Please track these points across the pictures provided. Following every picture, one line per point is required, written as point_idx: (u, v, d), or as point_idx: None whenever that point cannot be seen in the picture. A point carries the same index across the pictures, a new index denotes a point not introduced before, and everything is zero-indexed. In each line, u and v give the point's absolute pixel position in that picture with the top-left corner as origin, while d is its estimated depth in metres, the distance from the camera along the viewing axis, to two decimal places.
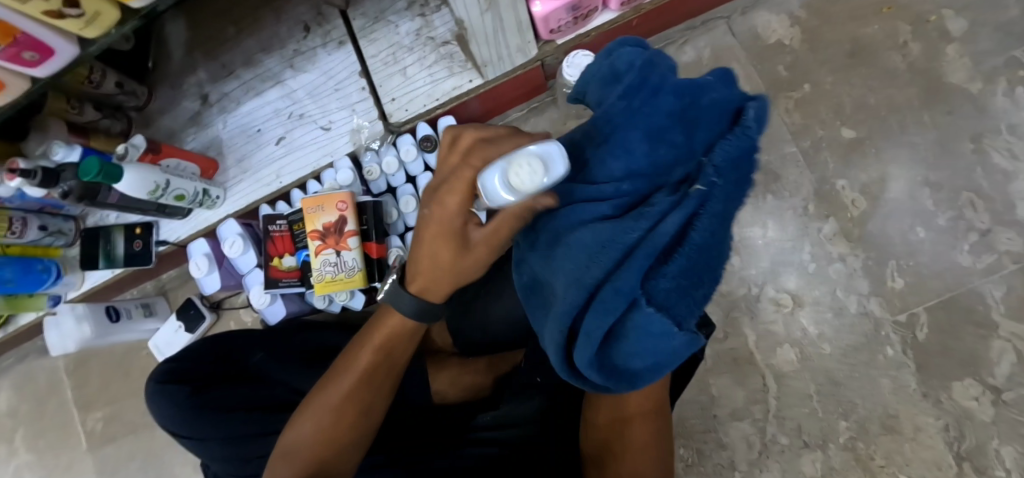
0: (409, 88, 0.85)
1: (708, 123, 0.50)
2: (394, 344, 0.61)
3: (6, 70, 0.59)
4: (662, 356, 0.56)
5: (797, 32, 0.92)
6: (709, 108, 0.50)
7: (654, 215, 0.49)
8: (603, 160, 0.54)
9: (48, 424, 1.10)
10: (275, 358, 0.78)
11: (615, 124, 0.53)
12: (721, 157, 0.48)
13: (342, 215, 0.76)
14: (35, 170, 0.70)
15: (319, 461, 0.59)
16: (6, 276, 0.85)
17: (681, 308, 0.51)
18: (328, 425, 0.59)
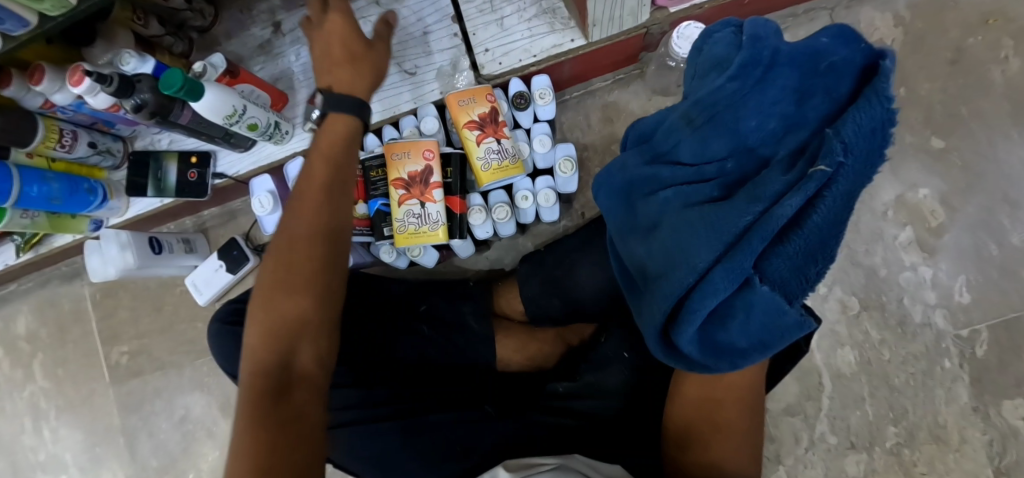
0: (504, 41, 0.81)
1: (822, 90, 0.53)
2: (331, 168, 0.60)
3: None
4: (766, 333, 0.55)
5: (899, 34, 0.89)
6: (824, 75, 0.53)
7: (772, 197, 0.50)
8: (706, 143, 0.59)
9: (70, 352, 1.13)
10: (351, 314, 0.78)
11: (723, 106, 0.57)
12: (852, 130, 0.47)
13: (428, 165, 0.71)
14: (111, 76, 0.64)
15: (291, 317, 0.53)
16: (52, 193, 0.80)
17: (795, 285, 0.53)
18: (294, 268, 0.55)
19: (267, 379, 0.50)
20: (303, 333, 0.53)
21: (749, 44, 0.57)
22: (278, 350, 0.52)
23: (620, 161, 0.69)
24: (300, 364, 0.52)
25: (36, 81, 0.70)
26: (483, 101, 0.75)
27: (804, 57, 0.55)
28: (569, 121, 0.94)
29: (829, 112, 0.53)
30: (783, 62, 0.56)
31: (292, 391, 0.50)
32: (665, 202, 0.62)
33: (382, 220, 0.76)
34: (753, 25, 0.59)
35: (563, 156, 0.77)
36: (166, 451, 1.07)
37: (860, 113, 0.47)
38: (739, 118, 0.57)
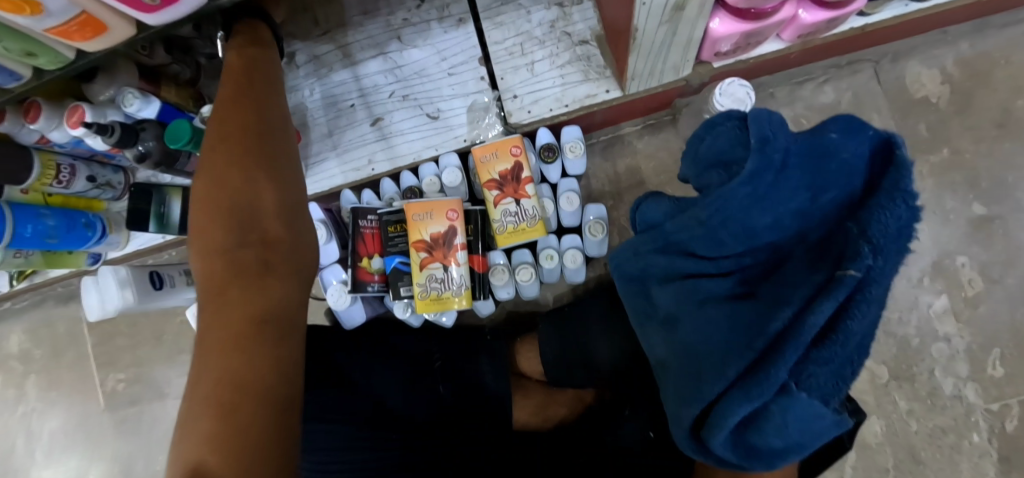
0: (534, 87, 0.76)
1: (839, 186, 0.52)
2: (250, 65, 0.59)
3: (114, 13, 0.45)
4: (807, 434, 0.51)
5: (946, 91, 0.85)
6: (839, 172, 0.51)
7: (801, 303, 0.48)
8: (724, 243, 0.55)
9: (65, 375, 1.09)
10: (367, 365, 0.76)
11: (739, 209, 0.53)
12: (880, 231, 0.47)
13: (452, 226, 0.67)
14: (112, 126, 0.59)
15: (234, 197, 0.50)
16: (49, 231, 0.75)
17: (830, 386, 0.49)
18: (234, 151, 0.52)
19: (229, 264, 0.48)
20: (256, 210, 0.50)
21: (756, 151, 0.51)
22: (235, 233, 0.49)
23: (630, 246, 0.65)
24: (269, 239, 0.50)
25: (31, 118, 0.65)
26: (507, 155, 0.71)
27: (813, 153, 0.52)
28: (595, 167, 0.90)
29: (846, 202, 0.52)
30: (795, 162, 0.52)
31: (267, 275, 0.48)
32: (682, 299, 0.58)
33: (399, 278, 0.71)
34: (757, 122, 0.51)
35: (594, 217, 0.74)
36: None
37: (885, 214, 0.48)
38: (755, 218, 0.53)
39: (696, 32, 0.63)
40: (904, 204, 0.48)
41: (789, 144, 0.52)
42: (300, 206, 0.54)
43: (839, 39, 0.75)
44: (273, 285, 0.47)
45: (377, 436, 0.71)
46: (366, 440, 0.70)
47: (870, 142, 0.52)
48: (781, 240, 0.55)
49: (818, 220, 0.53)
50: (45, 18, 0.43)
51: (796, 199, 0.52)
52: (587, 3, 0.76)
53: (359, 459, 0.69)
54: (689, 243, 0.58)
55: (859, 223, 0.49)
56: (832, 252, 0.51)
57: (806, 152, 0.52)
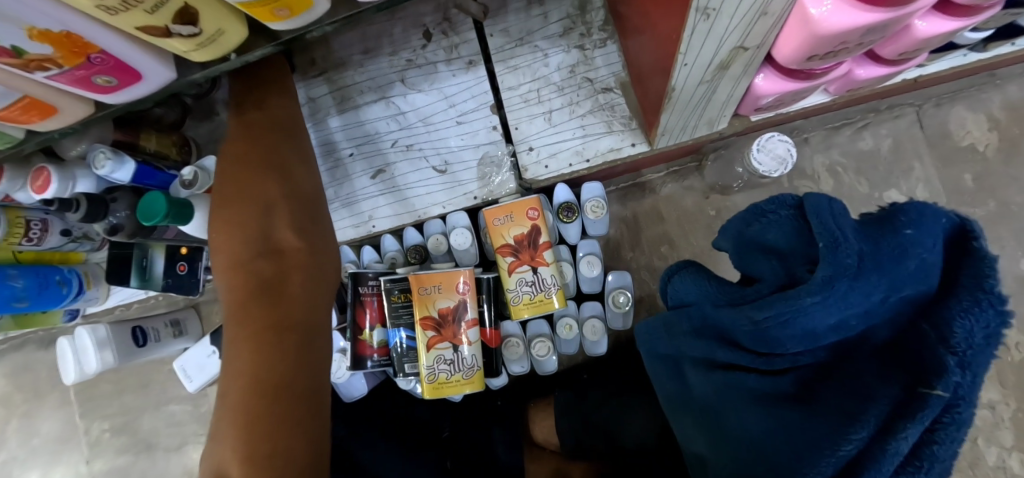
0: (552, 139, 0.69)
1: (918, 288, 0.40)
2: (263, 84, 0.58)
3: (63, 93, 0.39)
4: None
5: (994, 139, 0.79)
6: (919, 274, 0.39)
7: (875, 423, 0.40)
8: (780, 346, 0.43)
9: (46, 423, 1.02)
10: (368, 444, 0.69)
11: (801, 319, 0.40)
12: (967, 343, 0.39)
13: (462, 300, 0.61)
14: (76, 200, 0.53)
15: (251, 205, 0.54)
16: (18, 293, 0.68)
17: None
18: (252, 169, 0.54)
19: (248, 275, 0.52)
20: (272, 220, 0.54)
21: (825, 257, 0.38)
22: (255, 244, 0.53)
23: (661, 322, 0.56)
24: (284, 245, 0.54)
25: None
26: (524, 218, 0.64)
27: (885, 248, 0.39)
28: (613, 215, 0.84)
29: (921, 301, 0.41)
30: (875, 266, 0.38)
31: (283, 282, 0.53)
32: (725, 390, 0.49)
33: (404, 353, 0.64)
34: (822, 217, 0.39)
35: (615, 286, 0.68)
36: None
37: (970, 321, 0.38)
38: (816, 325, 0.41)
39: (737, 90, 0.57)
40: (990, 308, 0.39)
41: (859, 238, 0.39)
42: (309, 209, 0.58)
43: (887, 89, 0.69)
44: (291, 289, 0.53)
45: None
46: None
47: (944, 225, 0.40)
48: (843, 340, 0.43)
49: (886, 323, 0.42)
50: None
51: (871, 305, 0.40)
52: (610, 46, 0.69)
53: None
54: (732, 332, 0.46)
55: (938, 330, 0.39)
56: (906, 362, 0.41)
57: (878, 245, 0.39)
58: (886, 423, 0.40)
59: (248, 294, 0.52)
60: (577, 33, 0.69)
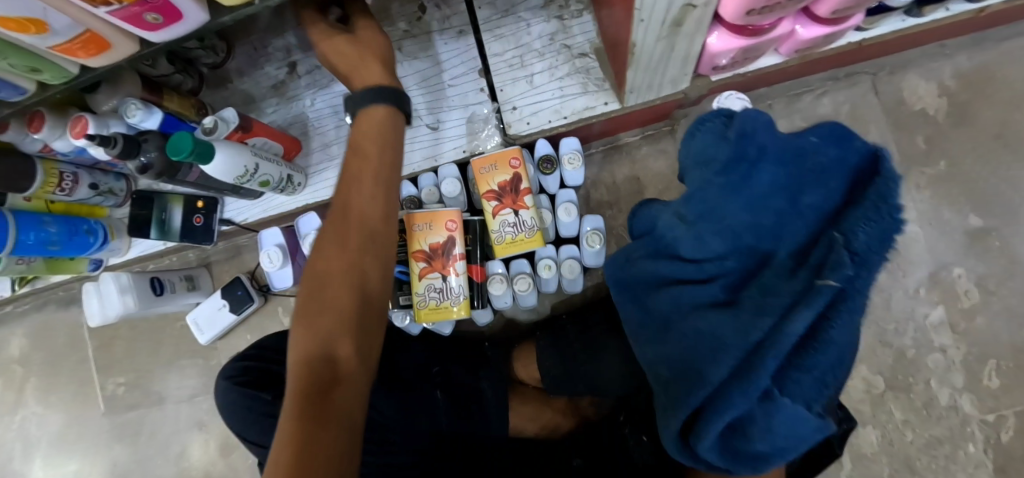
0: (533, 100, 0.76)
1: (820, 191, 0.49)
2: (377, 148, 0.53)
3: (117, 31, 0.46)
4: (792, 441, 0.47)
5: (944, 104, 0.85)
6: (818, 176, 0.49)
7: (779, 310, 0.45)
8: (704, 241, 0.52)
9: (65, 379, 1.09)
10: None
11: (717, 202, 0.51)
12: (860, 239, 0.45)
13: (451, 236, 0.68)
14: (115, 138, 0.60)
15: (322, 305, 0.49)
16: (52, 238, 0.76)
17: (812, 393, 0.46)
18: (339, 250, 0.51)
19: (299, 378, 0.45)
20: (336, 324, 0.48)
21: (734, 144, 0.51)
22: (315, 348, 0.47)
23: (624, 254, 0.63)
24: (341, 357, 0.47)
25: (35, 128, 0.66)
26: (506, 167, 0.71)
27: (780, 158, 0.50)
28: (593, 177, 0.90)
29: (826, 208, 0.49)
30: (773, 160, 0.50)
31: (332, 394, 0.45)
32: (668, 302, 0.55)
33: (398, 287, 0.72)
34: (743, 119, 0.51)
35: (591, 228, 0.74)
36: None
37: (863, 222, 0.45)
38: (736, 220, 0.51)
39: (694, 47, 0.64)
40: (887, 215, 0.45)
41: (768, 142, 0.50)
42: (376, 326, 0.51)
43: (836, 54, 0.76)
44: (334, 407, 0.44)
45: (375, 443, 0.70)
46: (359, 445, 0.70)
47: (856, 154, 0.48)
48: (762, 244, 0.51)
49: (799, 227, 0.50)
50: (52, 36, 0.44)
51: (778, 196, 0.50)
52: (586, 17, 0.76)
53: None
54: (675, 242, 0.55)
55: (843, 233, 0.46)
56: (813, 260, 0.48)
57: (785, 158, 0.50)
58: (789, 307, 0.45)
59: (299, 381, 0.45)
60: (557, 5, 0.77)
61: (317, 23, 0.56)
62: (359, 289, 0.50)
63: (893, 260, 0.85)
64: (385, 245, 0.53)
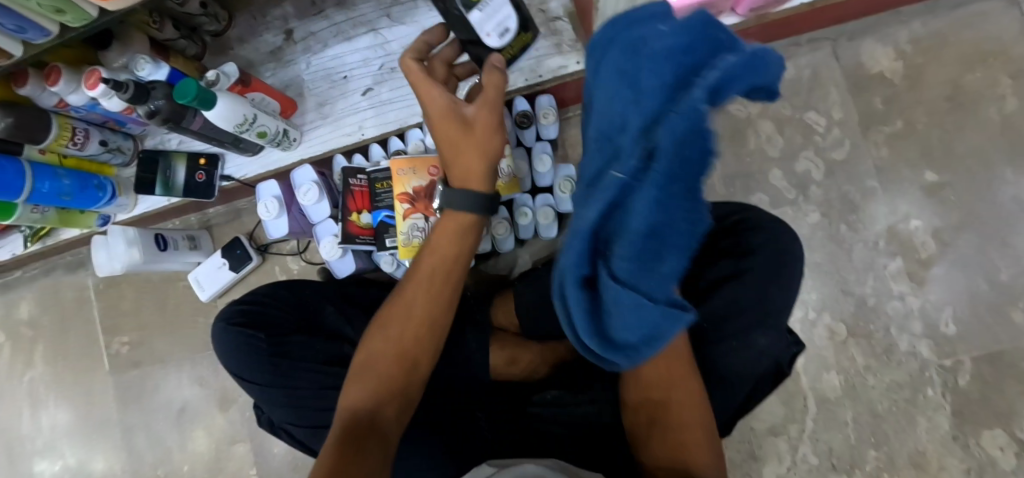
0: None
1: (662, 68, 0.35)
2: (449, 251, 0.62)
3: None
4: (647, 330, 0.43)
5: (900, 67, 0.91)
6: (659, 53, 0.36)
7: (595, 204, 0.39)
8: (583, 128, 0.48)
9: (70, 342, 1.13)
10: (349, 318, 0.77)
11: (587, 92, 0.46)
12: (665, 135, 0.34)
13: (433, 180, 0.74)
14: (127, 84, 0.66)
15: (378, 371, 0.59)
16: (64, 188, 0.82)
17: (654, 282, 0.40)
18: (398, 335, 0.60)
19: (349, 425, 0.55)
20: (384, 390, 0.58)
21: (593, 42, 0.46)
22: (366, 404, 0.57)
23: None
24: (385, 417, 0.57)
25: (52, 81, 0.72)
26: None
27: (715, 27, 0.36)
28: (571, 139, 0.96)
29: (669, 88, 0.34)
30: (620, 40, 0.41)
31: (368, 437, 0.54)
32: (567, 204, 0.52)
33: (385, 230, 0.77)
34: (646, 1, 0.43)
35: (564, 176, 0.80)
36: (162, 445, 1.09)
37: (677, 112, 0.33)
38: (598, 116, 0.42)
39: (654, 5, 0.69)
40: (692, 103, 0.32)
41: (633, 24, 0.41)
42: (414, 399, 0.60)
43: (793, 16, 0.81)
44: (368, 454, 0.53)
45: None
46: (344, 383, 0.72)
47: (702, 41, 0.35)
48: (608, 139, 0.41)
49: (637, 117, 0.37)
50: None
51: (617, 80, 0.40)
52: None
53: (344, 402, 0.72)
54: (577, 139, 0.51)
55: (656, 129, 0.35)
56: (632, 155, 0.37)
57: (704, 26, 0.36)
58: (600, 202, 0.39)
59: (345, 431, 0.55)
60: None
61: (438, 97, 0.60)
62: (411, 371, 0.60)
63: (855, 214, 0.90)
64: (438, 333, 0.62)
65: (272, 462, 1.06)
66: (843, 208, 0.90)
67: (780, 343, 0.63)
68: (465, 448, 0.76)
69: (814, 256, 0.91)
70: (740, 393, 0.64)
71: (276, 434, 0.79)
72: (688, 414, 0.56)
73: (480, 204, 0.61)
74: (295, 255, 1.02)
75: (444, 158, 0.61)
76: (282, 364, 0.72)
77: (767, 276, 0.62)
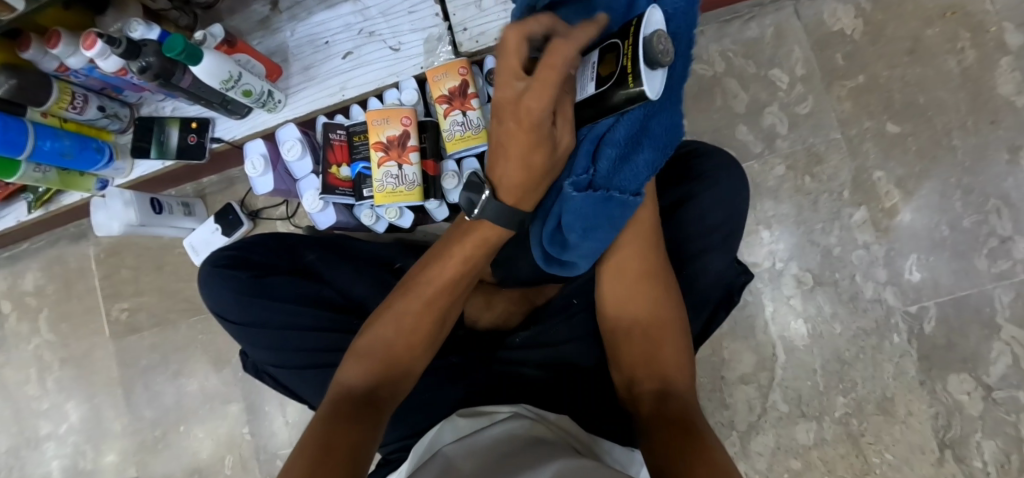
0: (482, 20, 0.86)
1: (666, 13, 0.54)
2: (472, 263, 0.63)
3: None
4: (603, 224, 0.56)
5: (860, 24, 0.94)
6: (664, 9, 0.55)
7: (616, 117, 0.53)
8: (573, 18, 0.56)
9: (74, 309, 1.18)
10: (331, 261, 0.81)
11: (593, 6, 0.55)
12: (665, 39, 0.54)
13: (406, 130, 0.79)
14: (120, 40, 0.71)
15: (387, 356, 0.59)
16: (65, 148, 0.87)
17: (624, 178, 0.55)
18: (410, 330, 0.61)
19: (353, 398, 0.55)
20: (388, 373, 0.59)
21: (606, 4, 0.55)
22: (372, 381, 0.57)
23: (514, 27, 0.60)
24: (387, 393, 0.57)
25: (52, 44, 0.76)
26: (455, 74, 0.81)
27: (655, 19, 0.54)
28: None
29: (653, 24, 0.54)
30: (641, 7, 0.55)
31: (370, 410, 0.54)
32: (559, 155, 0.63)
33: (364, 181, 0.83)
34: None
35: None
36: (160, 405, 1.13)
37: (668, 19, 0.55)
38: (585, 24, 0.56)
39: None
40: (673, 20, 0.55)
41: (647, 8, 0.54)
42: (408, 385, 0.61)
43: None
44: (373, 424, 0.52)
45: (348, 323, 0.77)
46: (327, 321, 0.76)
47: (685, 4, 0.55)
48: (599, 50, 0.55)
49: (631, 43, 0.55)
50: None
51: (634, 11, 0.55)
52: None
53: (321, 342, 0.74)
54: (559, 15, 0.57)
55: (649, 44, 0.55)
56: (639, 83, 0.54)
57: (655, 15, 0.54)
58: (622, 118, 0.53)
59: (347, 401, 0.54)
60: None
61: (542, 107, 0.49)
62: (408, 371, 0.61)
63: (819, 166, 0.94)
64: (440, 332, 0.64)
65: (264, 419, 1.10)
66: (807, 160, 0.94)
67: (728, 270, 0.66)
68: (449, 390, 0.77)
69: (781, 207, 0.94)
70: (698, 319, 0.67)
71: (261, 378, 0.81)
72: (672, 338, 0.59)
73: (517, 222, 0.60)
74: (284, 220, 1.08)
75: (500, 166, 0.57)
76: (263, 304, 0.75)
77: (717, 200, 0.65)
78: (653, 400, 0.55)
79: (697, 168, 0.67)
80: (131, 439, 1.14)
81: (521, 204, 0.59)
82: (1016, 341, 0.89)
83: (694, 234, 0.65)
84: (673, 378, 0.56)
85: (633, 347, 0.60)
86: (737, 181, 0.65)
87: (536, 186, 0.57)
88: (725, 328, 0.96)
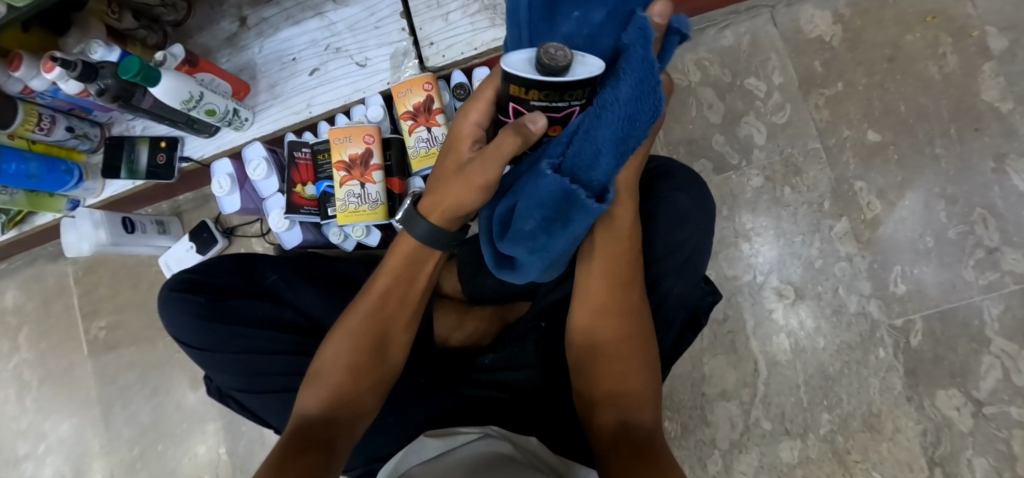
0: (448, 34, 0.85)
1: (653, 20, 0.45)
2: (403, 271, 0.59)
3: None
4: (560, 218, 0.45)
5: (838, 30, 0.92)
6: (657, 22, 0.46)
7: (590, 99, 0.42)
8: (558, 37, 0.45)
9: (52, 327, 1.18)
10: (291, 281, 0.79)
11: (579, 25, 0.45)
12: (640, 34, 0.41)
13: (368, 148, 0.78)
14: (75, 63, 0.70)
15: (330, 380, 0.55)
16: (32, 171, 0.86)
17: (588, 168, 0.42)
18: (355, 349, 0.57)
19: (295, 435, 0.51)
20: (336, 398, 0.54)
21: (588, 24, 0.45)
22: (316, 410, 0.53)
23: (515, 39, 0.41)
24: (336, 421, 0.53)
25: (14, 67, 0.74)
26: (420, 90, 0.79)
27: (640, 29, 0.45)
28: None
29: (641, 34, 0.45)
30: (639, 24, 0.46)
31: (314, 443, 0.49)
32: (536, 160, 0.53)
33: (328, 200, 0.82)
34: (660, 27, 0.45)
35: None
36: (138, 423, 1.13)
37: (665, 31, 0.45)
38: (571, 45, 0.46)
39: None
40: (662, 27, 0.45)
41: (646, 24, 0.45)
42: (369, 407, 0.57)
43: None
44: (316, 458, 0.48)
45: (308, 344, 0.75)
46: (285, 343, 0.74)
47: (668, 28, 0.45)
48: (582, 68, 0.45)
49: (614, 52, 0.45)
50: None
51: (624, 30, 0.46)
52: None
53: (283, 366, 0.73)
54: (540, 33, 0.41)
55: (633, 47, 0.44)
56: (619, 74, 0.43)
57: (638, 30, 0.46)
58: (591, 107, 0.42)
59: (293, 438, 0.50)
60: None
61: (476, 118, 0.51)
62: (382, 379, 0.58)
63: (798, 176, 0.91)
64: (393, 346, 0.59)
65: (241, 438, 1.09)
66: (786, 170, 0.91)
67: (692, 291, 0.64)
68: (412, 409, 0.75)
69: (759, 220, 0.92)
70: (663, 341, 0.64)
71: (226, 403, 0.79)
72: (638, 365, 0.57)
73: (451, 236, 0.57)
74: (259, 237, 1.07)
75: (434, 181, 0.55)
76: (222, 328, 0.74)
77: (676, 219, 0.63)
78: (613, 430, 0.52)
79: (656, 187, 0.66)
80: (109, 458, 1.13)
81: (435, 219, 0.55)
82: (1006, 354, 0.86)
83: (656, 254, 0.63)
84: (637, 408, 0.54)
85: (598, 367, 0.57)
86: (701, 200, 0.64)
87: (445, 205, 0.53)
88: (705, 344, 0.93)
